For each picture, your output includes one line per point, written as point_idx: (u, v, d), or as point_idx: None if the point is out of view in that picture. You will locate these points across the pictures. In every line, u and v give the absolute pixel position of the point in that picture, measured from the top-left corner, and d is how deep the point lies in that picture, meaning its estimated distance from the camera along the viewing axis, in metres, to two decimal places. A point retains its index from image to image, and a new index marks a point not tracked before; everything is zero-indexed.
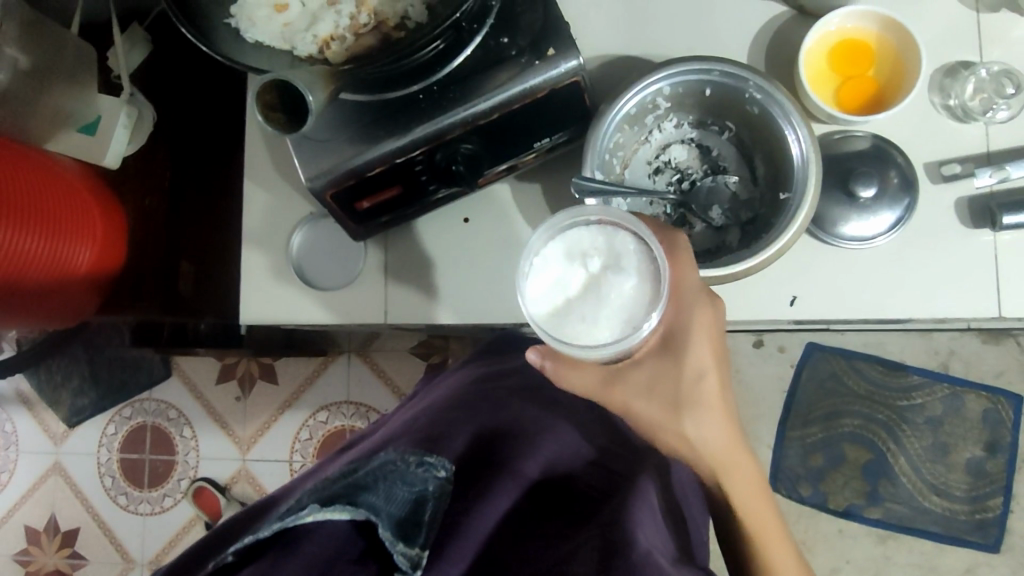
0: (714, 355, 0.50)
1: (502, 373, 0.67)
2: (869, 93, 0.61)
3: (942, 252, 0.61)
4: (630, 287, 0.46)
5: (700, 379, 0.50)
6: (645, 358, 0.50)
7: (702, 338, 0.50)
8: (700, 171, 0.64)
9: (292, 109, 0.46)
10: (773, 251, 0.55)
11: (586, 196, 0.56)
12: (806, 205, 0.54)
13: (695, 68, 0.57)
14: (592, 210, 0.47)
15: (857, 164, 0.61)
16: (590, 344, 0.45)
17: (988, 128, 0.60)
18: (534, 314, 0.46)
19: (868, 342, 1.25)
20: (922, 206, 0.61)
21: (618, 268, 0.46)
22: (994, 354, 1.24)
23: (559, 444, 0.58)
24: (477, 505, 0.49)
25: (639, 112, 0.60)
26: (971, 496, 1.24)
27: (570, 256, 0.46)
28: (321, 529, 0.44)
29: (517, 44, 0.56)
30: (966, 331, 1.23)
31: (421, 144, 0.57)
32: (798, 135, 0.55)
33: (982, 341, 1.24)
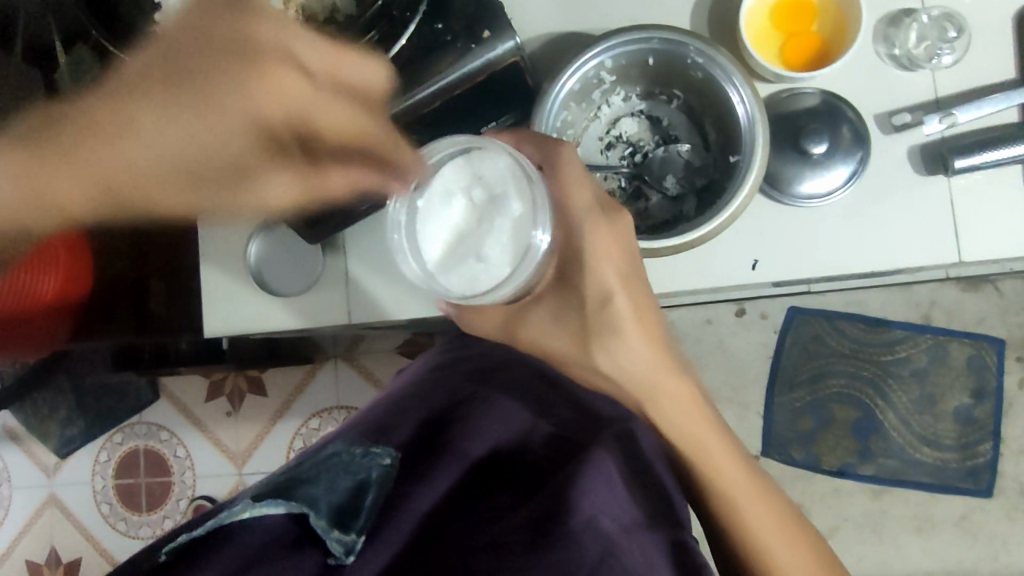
0: (618, 276, 0.51)
1: (454, 364, 0.67)
2: (813, 49, 0.61)
3: (903, 202, 0.60)
4: (510, 210, 0.49)
5: (606, 302, 0.52)
6: (545, 292, 0.53)
7: (603, 261, 0.51)
8: (652, 143, 0.64)
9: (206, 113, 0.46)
10: (727, 215, 0.54)
11: None
12: (757, 158, 0.54)
13: (634, 38, 0.56)
14: (455, 143, 0.50)
15: (807, 121, 0.60)
16: (489, 278, 0.49)
17: (936, 74, 0.60)
18: (430, 264, 0.50)
19: (848, 301, 1.26)
20: (877, 157, 0.61)
21: (494, 196, 0.49)
22: (974, 301, 1.24)
23: (510, 422, 0.58)
24: (419, 488, 0.49)
25: (585, 88, 0.59)
26: (961, 444, 1.25)
27: (448, 197, 0.50)
28: (255, 523, 0.43)
29: (451, 29, 0.55)
30: (945, 281, 1.24)
31: None
32: (742, 96, 0.55)
33: (962, 290, 1.24)
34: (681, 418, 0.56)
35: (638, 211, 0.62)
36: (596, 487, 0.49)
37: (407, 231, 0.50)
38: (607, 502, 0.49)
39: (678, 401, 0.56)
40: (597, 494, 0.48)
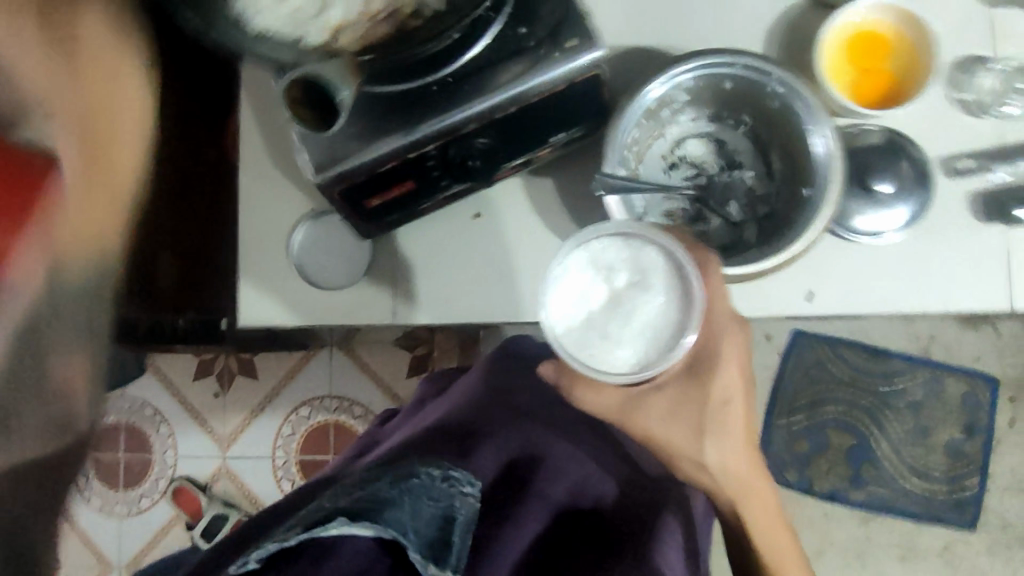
0: (739, 383, 0.55)
1: (524, 386, 0.68)
2: (885, 87, 0.61)
3: (956, 246, 0.61)
4: (656, 304, 0.49)
5: (725, 404, 0.55)
6: (667, 383, 0.54)
7: (729, 366, 0.54)
8: (716, 167, 0.63)
9: (316, 107, 0.54)
10: (794, 251, 0.54)
11: (609, 194, 0.56)
12: (828, 199, 0.54)
13: (718, 61, 0.55)
14: (614, 225, 0.49)
15: (875, 158, 0.61)
16: (609, 362, 0.48)
17: (1001, 123, 0.61)
18: (556, 323, 0.49)
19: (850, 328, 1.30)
20: (937, 200, 0.61)
21: (643, 286, 0.49)
22: (972, 339, 1.30)
23: (583, 470, 0.62)
24: (507, 524, 0.56)
25: (657, 106, 0.59)
26: (949, 477, 1.29)
27: (595, 267, 0.49)
28: (347, 543, 0.48)
29: (535, 34, 0.54)
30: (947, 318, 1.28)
31: (434, 139, 0.55)
32: (823, 133, 0.54)
33: (962, 327, 1.29)
34: (756, 513, 0.59)
35: (696, 234, 0.61)
36: (668, 550, 0.56)
37: (547, 276, 0.49)
38: (679, 568, 0.55)
39: (754, 493, 0.58)
40: (672, 565, 0.54)
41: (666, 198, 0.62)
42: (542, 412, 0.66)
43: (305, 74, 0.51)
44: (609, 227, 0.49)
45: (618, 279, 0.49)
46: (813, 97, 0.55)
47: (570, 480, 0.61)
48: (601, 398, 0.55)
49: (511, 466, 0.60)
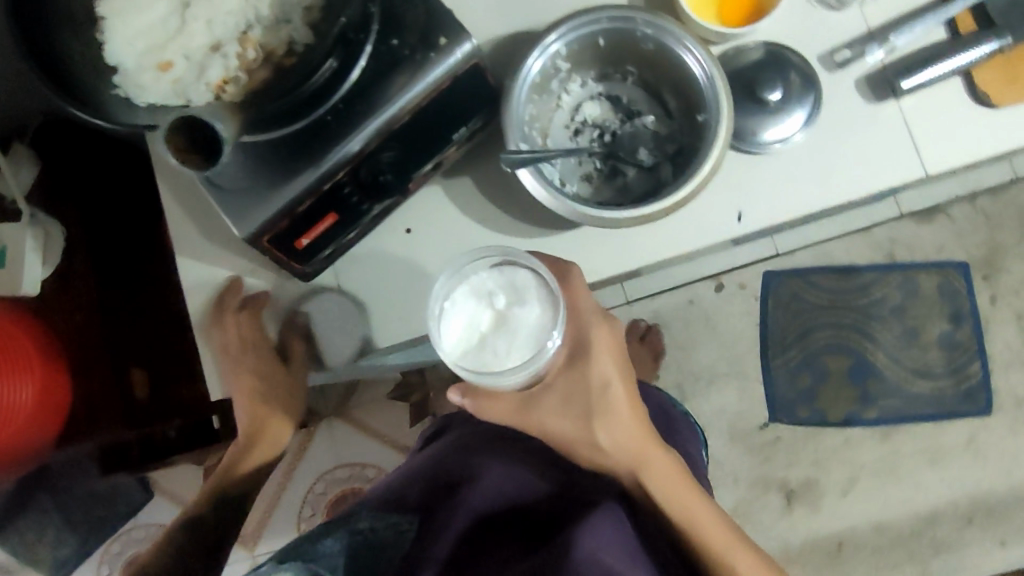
0: (616, 366, 0.59)
1: (479, 427, 0.75)
2: (748, 6, 0.64)
3: (862, 132, 0.64)
4: (534, 315, 0.53)
5: (607, 388, 0.59)
6: (554, 379, 0.58)
7: (603, 354, 0.58)
8: (617, 121, 0.65)
9: (207, 150, 0.47)
10: (706, 171, 0.56)
11: (518, 168, 0.58)
12: (722, 118, 0.56)
13: (584, 22, 0.58)
14: (489, 253, 0.54)
15: (759, 73, 0.63)
16: (502, 373, 0.51)
17: (866, 10, 0.64)
18: (448, 350, 0.52)
19: (816, 256, 1.39)
20: (829, 95, 0.64)
21: (522, 301, 0.53)
22: (931, 232, 1.39)
23: (510, 483, 0.67)
24: (432, 541, 0.62)
25: (543, 79, 0.61)
26: (951, 369, 1.37)
27: (476, 295, 0.53)
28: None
29: (408, 43, 0.56)
30: (899, 219, 1.39)
31: (343, 166, 0.57)
32: (696, 56, 0.57)
33: (917, 224, 1.39)
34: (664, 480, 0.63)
35: (617, 188, 0.64)
36: (597, 526, 0.59)
37: (431, 318, 0.53)
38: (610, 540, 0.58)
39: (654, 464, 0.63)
40: (597, 532, 0.58)
41: (579, 163, 0.65)
42: (497, 443, 0.71)
43: (183, 116, 0.46)
44: (472, 262, 0.54)
45: (498, 299, 0.53)
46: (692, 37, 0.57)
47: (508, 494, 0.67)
48: (501, 408, 0.59)
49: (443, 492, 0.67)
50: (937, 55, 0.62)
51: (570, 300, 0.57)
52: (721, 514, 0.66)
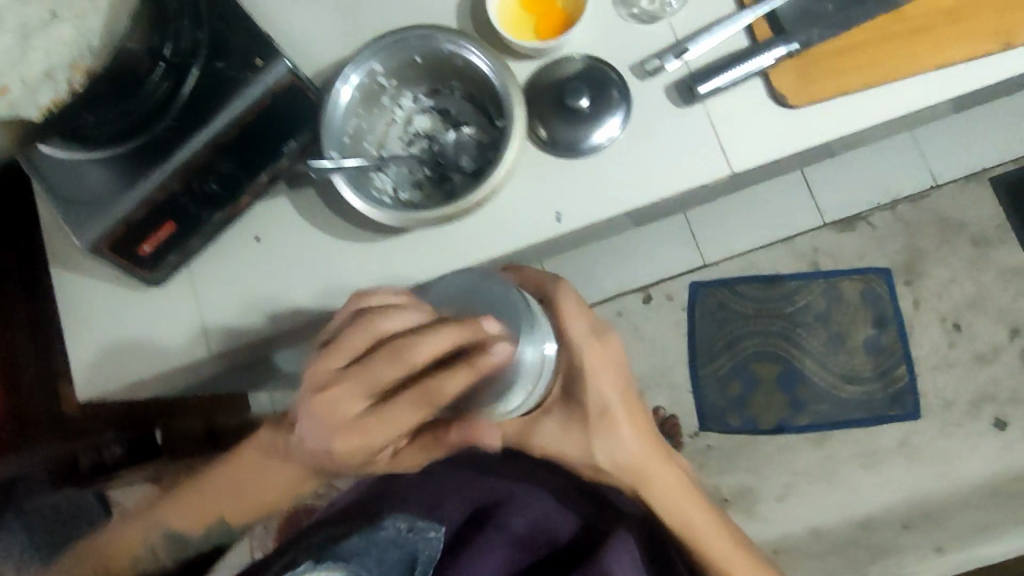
0: (615, 391, 0.65)
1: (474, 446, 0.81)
2: (559, 22, 0.70)
3: (672, 134, 0.68)
4: (532, 351, 0.55)
5: (604, 410, 0.65)
6: (552, 407, 0.64)
7: (602, 375, 0.63)
8: (445, 132, 0.70)
9: None
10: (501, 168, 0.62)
11: (327, 172, 0.63)
12: (518, 122, 0.63)
13: (392, 41, 0.64)
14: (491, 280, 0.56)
15: (571, 82, 0.68)
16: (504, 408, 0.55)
17: (671, 22, 0.69)
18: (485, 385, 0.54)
19: (740, 266, 1.42)
20: (639, 100, 0.68)
21: (531, 332, 0.55)
22: (852, 240, 1.41)
23: (534, 510, 0.75)
24: (472, 560, 0.69)
25: (367, 95, 0.67)
26: (879, 373, 1.37)
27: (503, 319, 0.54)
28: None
29: (231, 65, 0.62)
30: (820, 229, 1.41)
31: (172, 177, 0.62)
32: (481, 57, 0.64)
33: (838, 232, 1.41)
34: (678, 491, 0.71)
35: (444, 192, 0.68)
36: (622, 554, 0.69)
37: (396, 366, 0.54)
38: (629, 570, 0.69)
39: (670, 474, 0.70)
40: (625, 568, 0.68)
41: (411, 170, 0.69)
42: (506, 462, 0.79)
43: None
44: (495, 284, 0.56)
45: (495, 345, 0.52)
46: (479, 48, 0.64)
47: (540, 521, 0.75)
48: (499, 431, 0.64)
49: (481, 516, 0.74)
50: (737, 58, 0.67)
51: (555, 318, 0.61)
52: (701, 504, 0.73)
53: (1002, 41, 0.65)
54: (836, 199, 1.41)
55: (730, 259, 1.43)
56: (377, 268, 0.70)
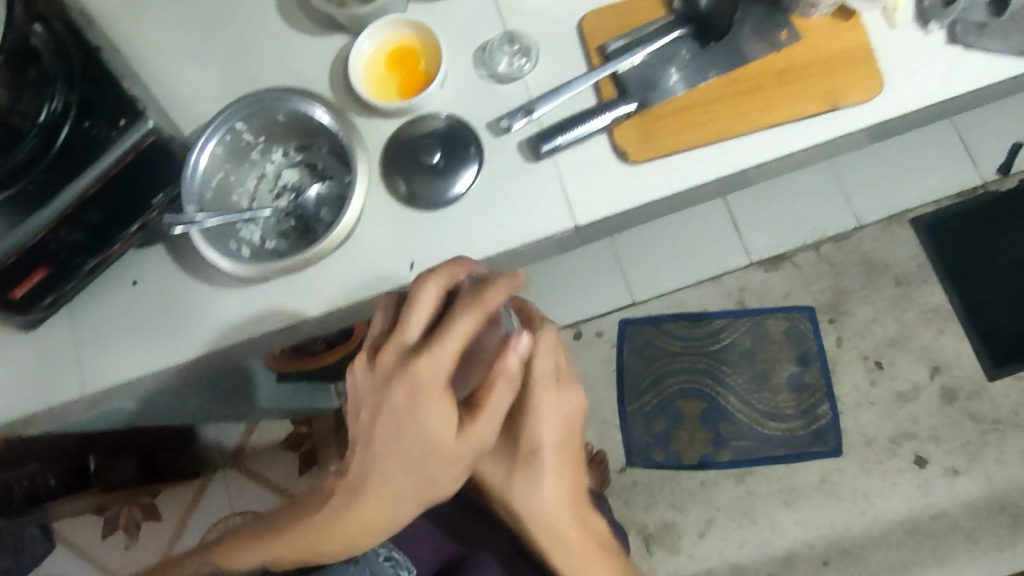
0: (558, 426, 0.62)
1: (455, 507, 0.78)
2: (420, 83, 0.74)
3: (522, 187, 0.72)
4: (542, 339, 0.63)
5: (538, 452, 0.62)
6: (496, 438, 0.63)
7: (546, 417, 0.61)
8: (310, 184, 0.75)
9: None
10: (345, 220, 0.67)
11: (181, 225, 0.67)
12: (363, 182, 0.71)
13: (252, 101, 0.70)
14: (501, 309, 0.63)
15: (427, 140, 0.73)
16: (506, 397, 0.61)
17: (526, 82, 0.74)
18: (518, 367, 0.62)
19: (668, 304, 1.45)
20: (492, 156, 0.73)
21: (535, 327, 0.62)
22: (778, 279, 1.44)
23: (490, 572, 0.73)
24: None
25: (235, 150, 0.73)
26: (801, 411, 1.39)
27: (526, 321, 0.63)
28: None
29: (97, 123, 0.68)
30: (746, 268, 1.45)
31: (41, 227, 0.66)
32: (324, 111, 0.70)
33: (765, 271, 1.45)
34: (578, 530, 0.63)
35: (307, 241, 0.73)
36: None
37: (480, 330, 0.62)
38: None
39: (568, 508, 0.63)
40: None
41: (278, 220, 0.74)
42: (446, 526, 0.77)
43: None
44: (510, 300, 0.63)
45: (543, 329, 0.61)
46: (327, 109, 0.71)
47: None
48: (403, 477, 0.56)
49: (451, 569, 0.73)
50: (580, 116, 0.71)
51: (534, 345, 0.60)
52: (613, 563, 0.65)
53: (828, 101, 0.69)
54: (763, 240, 1.46)
55: (659, 297, 1.46)
56: (244, 312, 0.73)
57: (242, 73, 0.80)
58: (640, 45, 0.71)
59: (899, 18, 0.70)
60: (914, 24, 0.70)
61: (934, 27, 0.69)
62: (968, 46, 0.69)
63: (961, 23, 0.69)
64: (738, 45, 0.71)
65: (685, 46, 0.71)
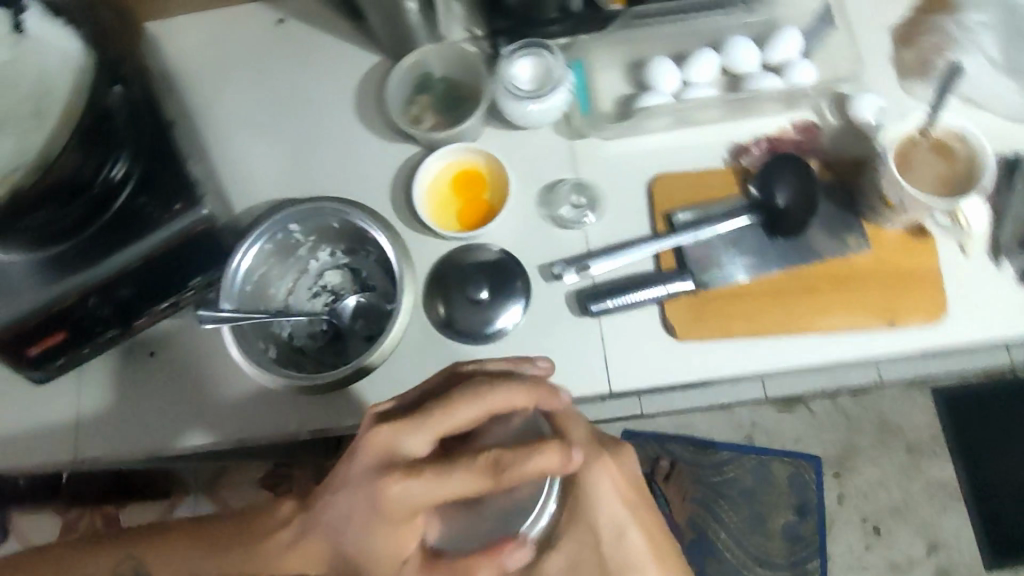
0: (626, 510, 0.56)
1: None
2: (481, 214, 0.74)
3: (562, 339, 0.70)
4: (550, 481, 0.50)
5: (621, 538, 0.57)
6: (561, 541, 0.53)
7: (612, 499, 0.55)
8: (351, 290, 0.74)
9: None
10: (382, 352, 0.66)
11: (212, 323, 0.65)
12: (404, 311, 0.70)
13: (313, 207, 0.71)
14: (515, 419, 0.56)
15: (477, 273, 0.71)
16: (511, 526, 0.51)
17: (586, 232, 0.73)
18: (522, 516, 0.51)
19: (677, 424, 1.40)
20: (539, 300, 0.71)
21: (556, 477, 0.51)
22: (790, 420, 1.41)
23: None
24: None
25: (282, 247, 0.72)
26: (791, 562, 1.35)
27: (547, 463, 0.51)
28: None
29: (151, 202, 0.67)
30: (762, 405, 1.41)
31: (72, 292, 0.65)
32: (384, 236, 0.71)
33: (779, 411, 1.41)
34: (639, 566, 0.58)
35: (335, 351, 0.72)
36: None
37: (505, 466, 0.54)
38: None
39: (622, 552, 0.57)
40: None
41: (311, 321, 0.73)
42: None
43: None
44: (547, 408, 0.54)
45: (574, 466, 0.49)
46: (386, 234, 0.71)
47: None
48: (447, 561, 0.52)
49: None
50: (634, 282, 0.70)
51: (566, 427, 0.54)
52: None
53: (885, 317, 0.68)
54: None
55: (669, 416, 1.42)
56: (252, 417, 0.71)
57: (305, 159, 0.79)
58: (708, 222, 0.71)
59: (973, 246, 0.69)
60: (986, 256, 0.69)
61: (1004, 263, 0.68)
62: None
63: None
64: (806, 241, 0.70)
65: (750, 231, 0.71)
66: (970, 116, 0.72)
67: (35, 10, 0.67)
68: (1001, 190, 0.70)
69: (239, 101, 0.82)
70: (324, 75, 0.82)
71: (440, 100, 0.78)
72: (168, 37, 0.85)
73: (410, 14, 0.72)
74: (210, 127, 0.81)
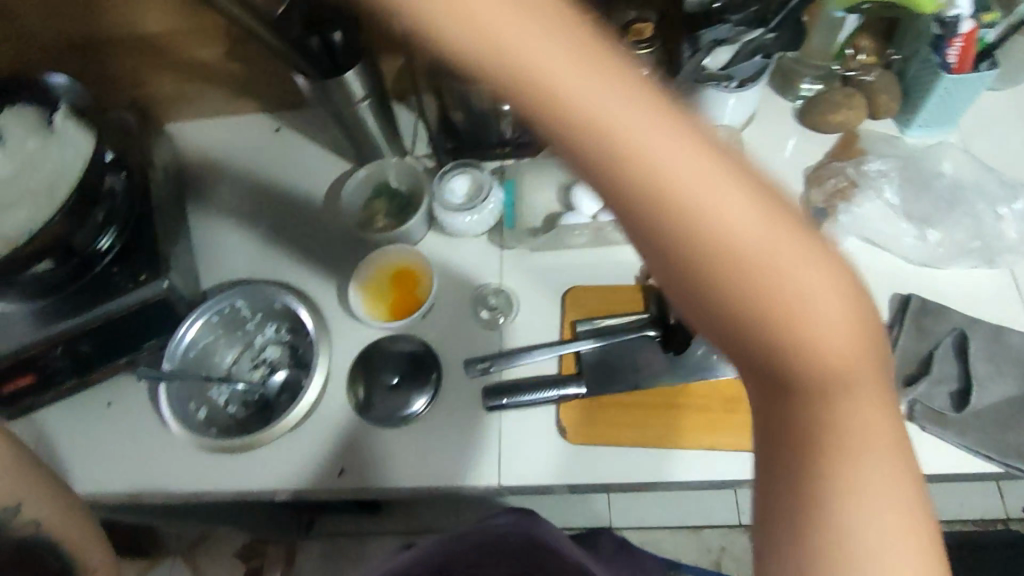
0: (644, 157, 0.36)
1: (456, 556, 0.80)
2: (409, 308, 0.81)
3: (464, 427, 0.75)
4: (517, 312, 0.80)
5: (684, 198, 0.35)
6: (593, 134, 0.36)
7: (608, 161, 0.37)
8: (287, 365, 0.82)
9: None
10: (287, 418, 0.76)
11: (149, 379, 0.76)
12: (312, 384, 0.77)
13: (254, 289, 0.83)
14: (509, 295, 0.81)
15: (397, 361, 0.78)
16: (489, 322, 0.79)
17: (500, 332, 0.79)
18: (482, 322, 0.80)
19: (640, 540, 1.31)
20: (449, 390, 0.77)
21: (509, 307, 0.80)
22: None
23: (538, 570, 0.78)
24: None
25: (230, 320, 0.84)
26: None
27: (500, 303, 0.81)
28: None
29: (122, 270, 0.77)
30: None
31: (39, 343, 0.74)
32: (300, 311, 0.81)
33: None
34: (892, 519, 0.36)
35: (260, 417, 0.80)
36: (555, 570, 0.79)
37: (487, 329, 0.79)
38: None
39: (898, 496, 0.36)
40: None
41: (246, 392, 0.82)
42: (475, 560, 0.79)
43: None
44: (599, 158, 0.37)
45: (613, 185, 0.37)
46: (305, 307, 0.82)
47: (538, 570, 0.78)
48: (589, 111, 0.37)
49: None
50: (537, 384, 0.74)
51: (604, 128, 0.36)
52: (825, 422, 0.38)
53: None
54: None
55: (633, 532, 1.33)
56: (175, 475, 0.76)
57: (272, 245, 0.89)
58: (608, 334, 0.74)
59: None
60: None
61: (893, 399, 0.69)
62: (924, 429, 0.67)
63: (921, 403, 0.68)
64: (700, 358, 0.74)
65: (649, 346, 0.75)
66: (864, 253, 0.77)
67: (62, 111, 0.81)
68: (893, 325, 0.72)
69: (232, 198, 0.94)
70: (303, 176, 0.94)
71: (393, 205, 0.88)
72: (187, 139, 1.00)
73: (370, 130, 0.84)
74: (201, 213, 0.93)
